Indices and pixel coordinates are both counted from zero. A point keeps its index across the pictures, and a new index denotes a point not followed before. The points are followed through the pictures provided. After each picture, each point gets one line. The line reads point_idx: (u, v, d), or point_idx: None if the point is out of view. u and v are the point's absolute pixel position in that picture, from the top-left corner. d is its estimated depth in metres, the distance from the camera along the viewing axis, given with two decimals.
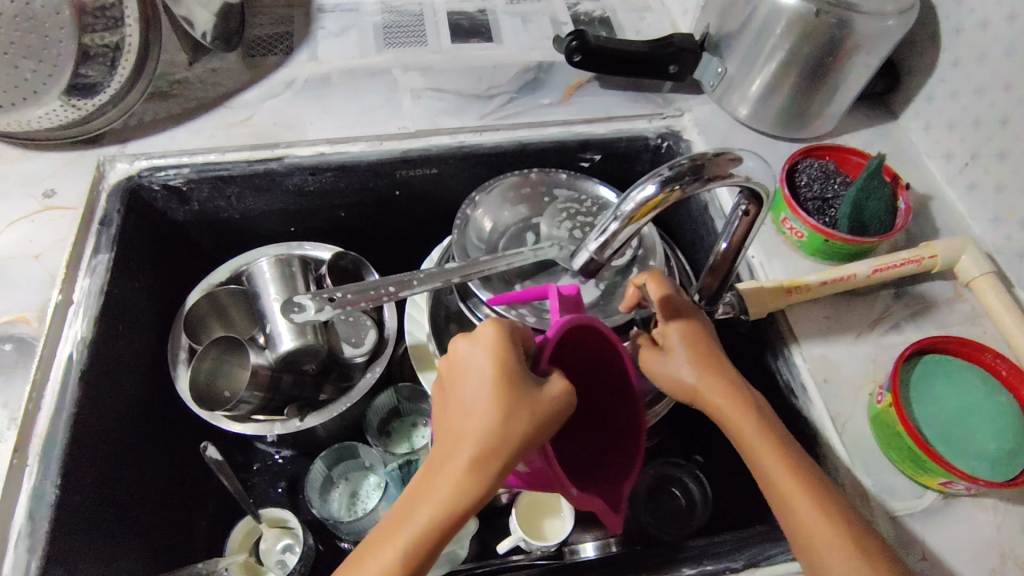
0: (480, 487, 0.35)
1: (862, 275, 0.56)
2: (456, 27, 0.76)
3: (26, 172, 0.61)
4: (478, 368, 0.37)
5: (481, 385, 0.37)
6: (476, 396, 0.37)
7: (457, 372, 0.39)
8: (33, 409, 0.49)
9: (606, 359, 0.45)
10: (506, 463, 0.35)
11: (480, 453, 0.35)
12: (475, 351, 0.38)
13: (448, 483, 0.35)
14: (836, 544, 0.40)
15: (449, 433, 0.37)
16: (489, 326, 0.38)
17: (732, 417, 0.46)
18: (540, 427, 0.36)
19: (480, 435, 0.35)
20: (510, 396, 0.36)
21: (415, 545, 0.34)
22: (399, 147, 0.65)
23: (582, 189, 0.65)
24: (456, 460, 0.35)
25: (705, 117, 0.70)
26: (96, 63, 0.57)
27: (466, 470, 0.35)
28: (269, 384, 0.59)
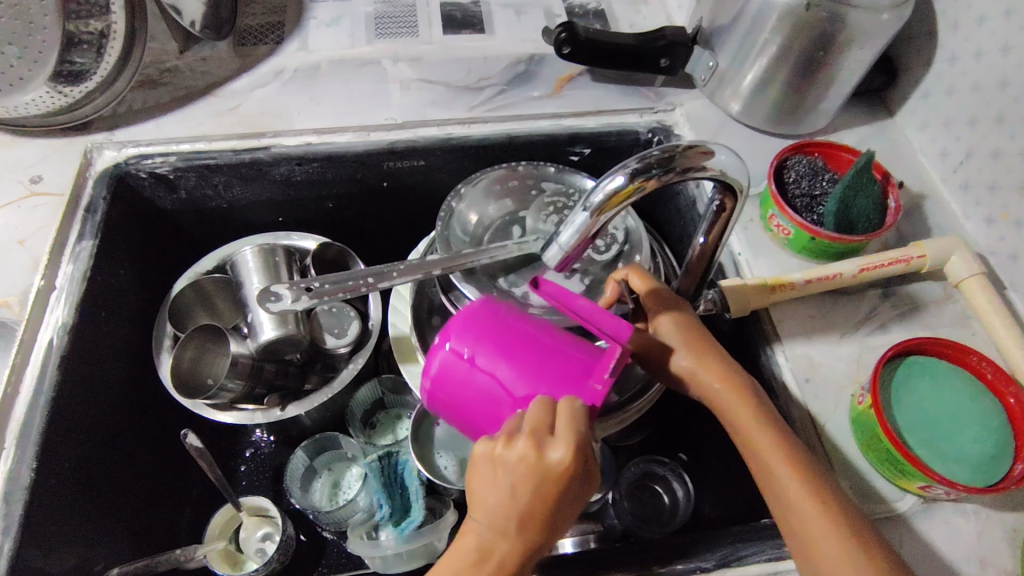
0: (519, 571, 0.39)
1: (848, 274, 0.55)
2: (448, 18, 0.75)
3: (15, 158, 0.61)
4: (540, 485, 0.36)
5: (542, 504, 0.37)
6: (532, 506, 0.37)
7: (514, 473, 0.37)
8: (12, 393, 0.49)
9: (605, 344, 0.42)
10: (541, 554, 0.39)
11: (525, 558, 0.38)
12: (544, 468, 0.36)
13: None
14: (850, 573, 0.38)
15: (495, 525, 0.38)
16: (566, 450, 0.36)
17: (750, 430, 0.44)
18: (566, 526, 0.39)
19: (531, 542, 0.38)
20: (557, 512, 0.38)
21: None
22: (386, 138, 0.65)
23: (570, 182, 0.64)
24: (504, 560, 0.38)
25: (697, 112, 0.69)
26: (82, 50, 0.57)
27: (505, 572, 0.38)
28: (251, 372, 0.59)
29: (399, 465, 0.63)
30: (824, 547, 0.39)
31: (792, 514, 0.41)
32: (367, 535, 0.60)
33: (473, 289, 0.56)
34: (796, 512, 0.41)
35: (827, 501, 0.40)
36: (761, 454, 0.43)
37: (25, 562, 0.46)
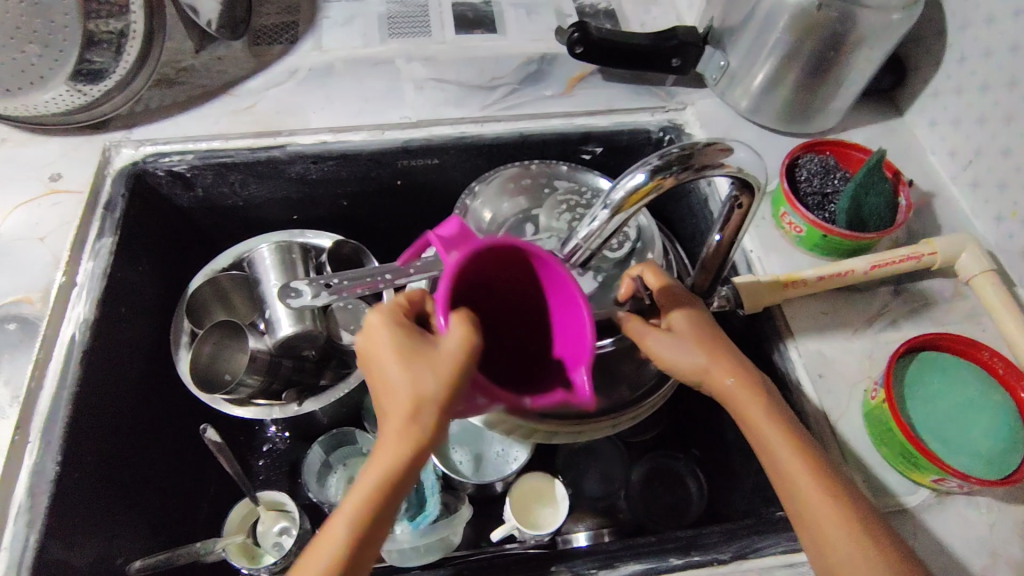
0: (416, 438, 0.38)
1: (860, 271, 0.55)
2: (461, 17, 0.76)
3: (34, 156, 0.62)
4: (386, 340, 0.40)
5: (398, 360, 0.39)
6: (392, 363, 0.39)
7: (380, 349, 0.41)
8: (36, 387, 0.50)
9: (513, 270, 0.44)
10: (428, 414, 0.38)
11: (410, 417, 0.38)
12: (382, 330, 0.41)
13: (387, 443, 0.38)
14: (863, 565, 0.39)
15: (382, 395, 0.40)
16: (378, 316, 0.42)
17: (765, 432, 0.44)
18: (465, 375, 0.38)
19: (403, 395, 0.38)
20: (412, 360, 0.39)
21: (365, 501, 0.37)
22: (401, 137, 0.66)
23: (582, 180, 0.66)
24: (390, 423, 0.39)
25: (708, 111, 0.70)
26: (102, 49, 0.58)
27: (398, 427, 0.38)
28: (269, 367, 0.60)
29: None
30: (843, 551, 0.39)
31: (814, 522, 0.41)
32: None
33: None
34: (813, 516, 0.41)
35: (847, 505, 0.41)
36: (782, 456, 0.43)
37: (50, 554, 0.46)
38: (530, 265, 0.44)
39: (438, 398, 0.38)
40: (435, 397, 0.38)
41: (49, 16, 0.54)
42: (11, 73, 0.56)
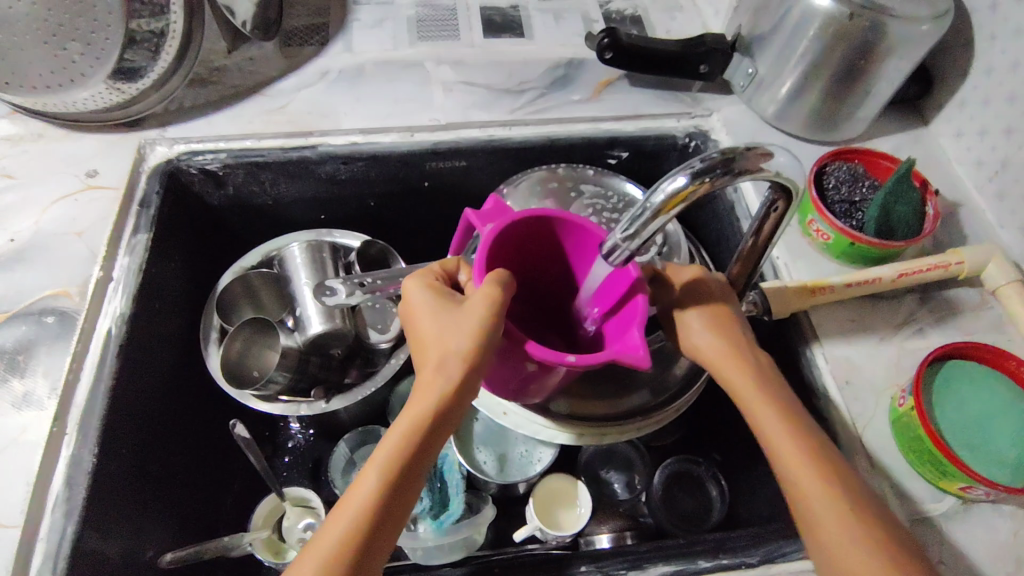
0: (448, 381, 0.41)
1: (887, 278, 0.56)
2: (489, 22, 0.76)
3: (71, 152, 0.63)
4: (420, 301, 0.45)
5: (431, 315, 0.43)
6: (427, 321, 0.43)
7: (419, 312, 0.44)
8: (74, 380, 0.51)
9: (542, 239, 0.47)
10: (458, 360, 0.41)
11: (442, 362, 0.41)
12: (417, 292, 0.45)
13: (425, 388, 0.41)
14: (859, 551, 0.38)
15: (421, 354, 0.43)
16: (413, 282, 0.46)
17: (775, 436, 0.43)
18: (493, 332, 0.41)
19: (438, 343, 0.42)
20: (443, 314, 0.43)
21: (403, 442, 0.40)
22: (430, 139, 0.67)
23: (609, 185, 0.67)
24: (425, 373, 0.42)
25: (734, 118, 0.70)
26: (141, 48, 0.59)
27: (435, 374, 0.41)
28: (297, 365, 0.61)
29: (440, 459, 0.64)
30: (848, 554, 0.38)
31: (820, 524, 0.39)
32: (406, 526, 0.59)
33: None
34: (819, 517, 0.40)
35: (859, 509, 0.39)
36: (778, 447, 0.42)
37: (85, 544, 0.47)
38: (565, 233, 0.46)
39: (466, 351, 0.40)
40: (464, 352, 0.41)
41: (92, 15, 0.55)
42: (53, 69, 0.57)
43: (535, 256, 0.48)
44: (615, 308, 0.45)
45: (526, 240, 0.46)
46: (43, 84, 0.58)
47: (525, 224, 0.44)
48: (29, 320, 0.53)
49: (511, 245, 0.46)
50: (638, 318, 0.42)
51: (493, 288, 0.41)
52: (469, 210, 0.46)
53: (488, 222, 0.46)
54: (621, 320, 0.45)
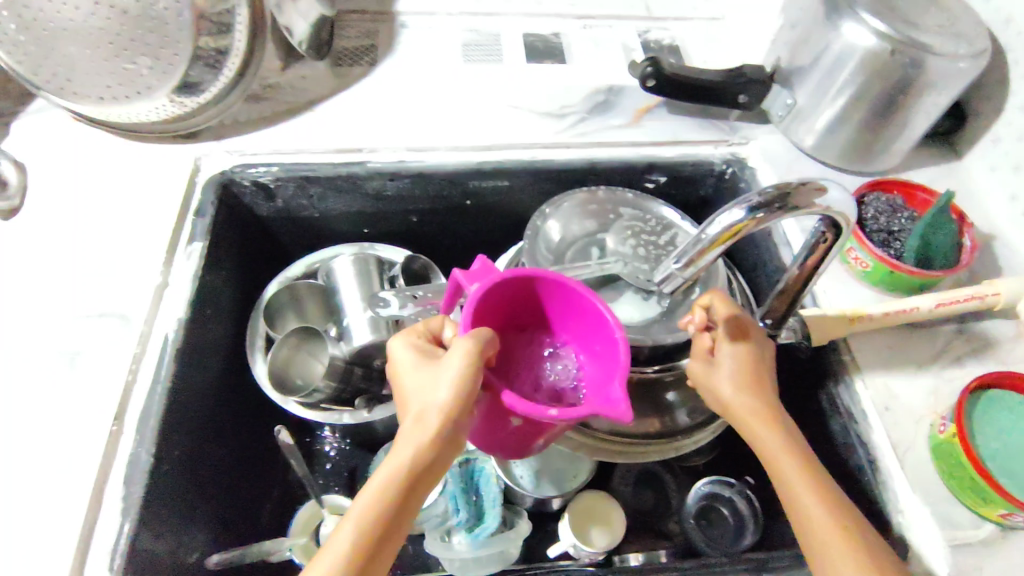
0: (425, 433, 0.42)
1: (925, 308, 0.56)
2: (531, 47, 0.79)
3: (131, 161, 0.65)
4: (404, 358, 0.47)
5: (413, 371, 0.46)
6: (409, 378, 0.45)
7: (404, 370, 0.46)
8: (134, 380, 0.52)
9: (528, 291, 0.49)
10: (435, 414, 0.42)
11: (421, 414, 0.43)
12: (401, 349, 0.47)
13: (405, 440, 0.42)
14: (836, 542, 0.41)
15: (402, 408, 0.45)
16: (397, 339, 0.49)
17: (778, 459, 0.45)
18: (471, 382, 0.42)
19: (417, 398, 0.43)
20: (423, 369, 0.45)
21: (381, 489, 0.41)
22: (475, 159, 0.69)
23: (646, 209, 0.69)
24: (405, 425, 0.43)
25: (770, 146, 0.72)
26: (206, 64, 0.61)
27: (414, 426, 0.43)
28: (341, 375, 0.62)
29: (475, 471, 0.64)
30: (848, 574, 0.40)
31: (817, 543, 0.41)
32: (442, 538, 0.60)
33: None
34: (816, 537, 0.41)
35: (853, 532, 0.41)
36: (770, 457, 0.46)
37: (142, 543, 0.48)
38: (555, 288, 0.48)
39: (444, 404, 0.41)
40: (443, 403, 0.42)
41: (163, 32, 0.57)
42: (121, 82, 0.60)
43: (525, 303, 0.50)
44: (606, 363, 0.47)
45: (513, 291, 0.48)
46: (111, 95, 0.60)
47: (510, 283, 0.47)
48: (92, 322, 0.55)
49: (499, 302, 0.48)
50: (620, 376, 0.43)
51: (471, 341, 0.42)
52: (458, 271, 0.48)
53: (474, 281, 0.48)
54: (606, 374, 0.46)
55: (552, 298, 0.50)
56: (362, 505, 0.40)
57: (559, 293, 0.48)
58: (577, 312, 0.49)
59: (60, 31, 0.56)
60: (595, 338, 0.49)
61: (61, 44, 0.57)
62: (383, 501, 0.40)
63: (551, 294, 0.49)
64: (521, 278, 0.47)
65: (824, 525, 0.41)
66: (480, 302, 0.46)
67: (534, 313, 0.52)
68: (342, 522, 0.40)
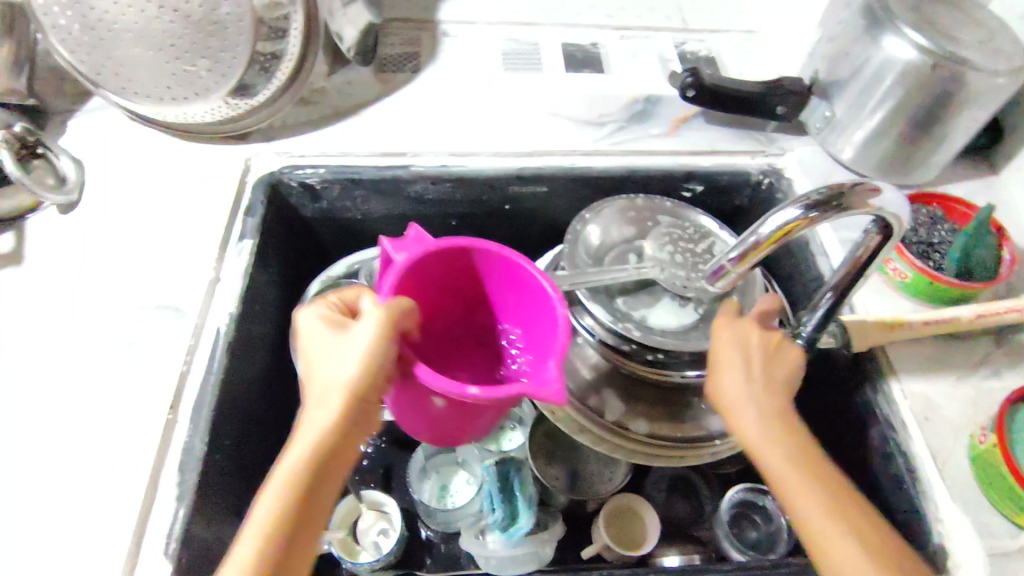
0: (335, 412, 0.41)
1: (965, 318, 0.57)
2: (570, 57, 0.80)
3: (184, 160, 0.67)
4: (305, 330, 0.44)
5: (315, 345, 0.43)
6: (313, 353, 0.43)
7: (308, 343, 0.43)
8: (188, 371, 0.54)
9: (459, 263, 0.49)
10: (341, 393, 0.41)
11: (326, 394, 0.41)
12: (303, 319, 0.44)
13: (311, 422, 0.41)
14: (839, 539, 0.40)
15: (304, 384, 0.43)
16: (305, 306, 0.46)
17: (777, 458, 0.44)
18: (377, 359, 0.41)
19: (323, 375, 0.42)
20: (326, 342, 0.43)
21: (292, 475, 0.39)
22: (516, 165, 0.70)
23: (684, 217, 0.71)
24: (311, 406, 0.41)
25: (807, 158, 0.73)
26: (261, 68, 0.63)
27: (319, 406, 0.41)
28: None
29: (512, 471, 0.64)
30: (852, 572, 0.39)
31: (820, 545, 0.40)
32: (477, 536, 0.61)
33: (598, 308, 0.59)
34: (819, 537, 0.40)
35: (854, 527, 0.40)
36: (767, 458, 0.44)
37: (195, 529, 0.49)
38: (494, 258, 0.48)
39: (350, 383, 0.40)
40: (348, 380, 0.41)
41: (224, 36, 0.59)
42: (180, 84, 0.62)
43: (455, 274, 0.50)
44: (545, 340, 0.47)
45: (449, 260, 0.48)
46: (169, 96, 0.63)
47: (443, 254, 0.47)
48: (149, 314, 0.57)
49: (438, 273, 0.48)
50: (557, 353, 0.43)
51: (382, 312, 0.41)
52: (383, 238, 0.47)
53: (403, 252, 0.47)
54: (545, 349, 0.46)
55: (493, 272, 0.50)
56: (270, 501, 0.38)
57: (497, 265, 0.49)
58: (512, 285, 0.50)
59: (125, 33, 0.58)
60: (533, 312, 0.49)
61: (125, 45, 0.59)
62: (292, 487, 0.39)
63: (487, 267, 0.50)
64: (454, 249, 0.47)
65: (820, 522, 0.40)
66: (411, 271, 0.45)
67: (477, 290, 0.53)
68: (248, 522, 0.38)
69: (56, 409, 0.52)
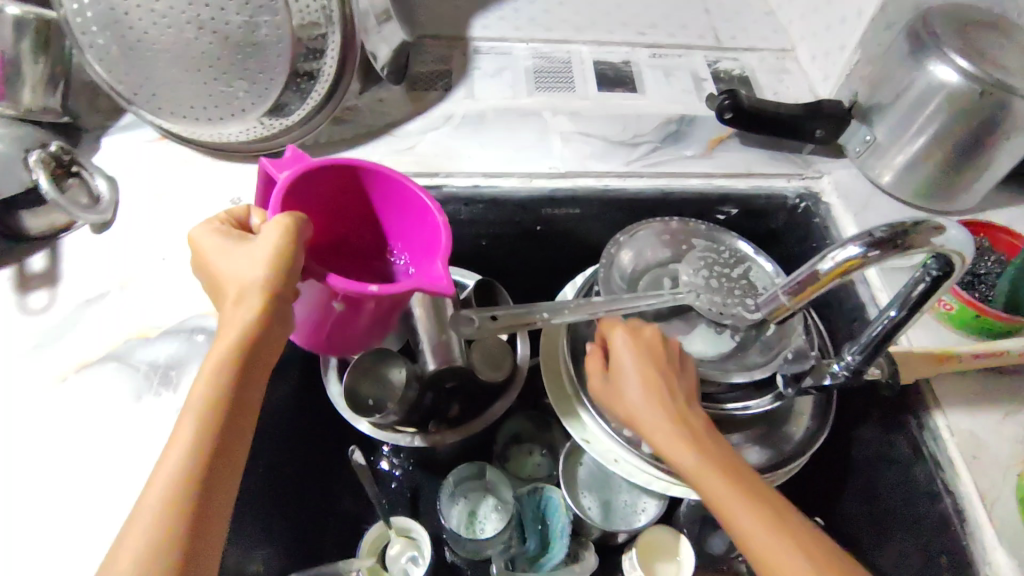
0: (247, 315, 0.45)
1: (1016, 351, 0.55)
2: (602, 76, 0.79)
3: (218, 179, 0.67)
4: (208, 243, 0.48)
5: (224, 258, 0.47)
6: (223, 265, 0.47)
7: (211, 254, 0.48)
8: None
9: (377, 186, 0.57)
10: (254, 298, 0.45)
11: (239, 299, 0.45)
12: (203, 233, 0.49)
13: (229, 331, 0.45)
14: (759, 525, 0.42)
15: (217, 293, 0.47)
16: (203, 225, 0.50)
17: (680, 455, 0.47)
18: (281, 262, 0.46)
19: (234, 279, 0.46)
20: (233, 253, 0.47)
21: (214, 383, 0.43)
22: (548, 186, 0.70)
23: (721, 240, 0.70)
24: (226, 314, 0.46)
25: (845, 182, 0.71)
26: (297, 89, 0.63)
27: (234, 306, 0.45)
28: (414, 399, 0.61)
29: (544, 503, 0.65)
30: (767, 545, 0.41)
31: (738, 531, 0.43)
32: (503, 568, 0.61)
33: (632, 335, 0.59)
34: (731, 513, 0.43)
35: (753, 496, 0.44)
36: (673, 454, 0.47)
37: None
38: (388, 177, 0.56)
39: (259, 282, 0.45)
40: (255, 281, 0.45)
41: (262, 57, 0.59)
42: (216, 104, 0.61)
43: (344, 196, 0.58)
44: (427, 242, 0.59)
45: (323, 179, 0.54)
46: (206, 116, 0.63)
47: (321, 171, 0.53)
48: (181, 337, 0.56)
49: (306, 190, 0.54)
50: (443, 254, 0.52)
51: (280, 227, 0.46)
52: (266, 159, 0.53)
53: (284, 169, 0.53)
54: (431, 248, 0.58)
55: (387, 190, 0.58)
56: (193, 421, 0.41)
57: (395, 185, 0.57)
58: (404, 203, 0.58)
59: (160, 51, 0.58)
60: (425, 223, 0.58)
61: (161, 65, 0.59)
62: (214, 394, 0.43)
63: (385, 183, 0.57)
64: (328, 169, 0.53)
65: (729, 496, 0.44)
66: (292, 188, 0.52)
67: (363, 205, 0.60)
68: (172, 445, 0.41)
69: (88, 434, 0.51)
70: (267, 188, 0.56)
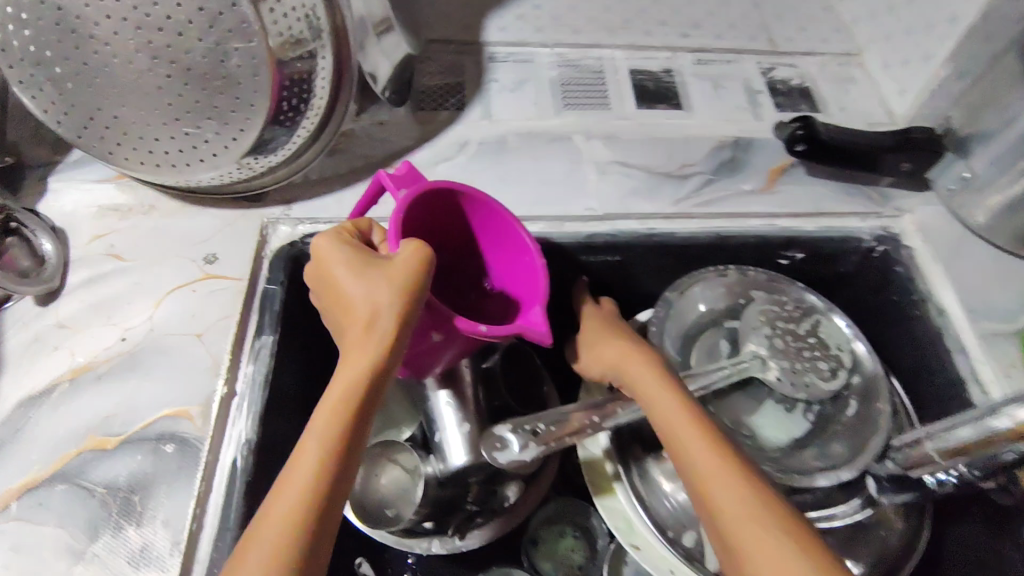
0: (385, 338, 0.38)
1: None
2: (641, 89, 0.67)
3: (187, 230, 0.55)
4: (335, 250, 0.42)
5: (351, 272, 0.40)
6: (349, 282, 0.40)
7: (339, 268, 0.41)
8: (197, 528, 0.43)
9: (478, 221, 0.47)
10: (388, 325, 0.38)
11: (371, 321, 0.38)
12: (331, 241, 0.42)
13: (359, 355, 0.38)
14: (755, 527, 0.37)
15: (343, 310, 0.41)
16: (328, 236, 0.42)
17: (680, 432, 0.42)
18: (421, 292, 0.39)
19: (363, 298, 0.39)
20: (365, 267, 0.40)
21: (343, 403, 0.36)
22: (584, 232, 0.58)
23: (783, 291, 0.58)
24: (354, 336, 0.39)
25: (930, 221, 0.61)
26: (282, 124, 0.51)
27: (368, 329, 0.38)
28: (435, 499, 0.52)
29: None
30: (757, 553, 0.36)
31: (730, 535, 0.37)
32: None
33: None
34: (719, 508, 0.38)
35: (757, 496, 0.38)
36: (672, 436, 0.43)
37: None
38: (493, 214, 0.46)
39: (396, 308, 0.38)
40: (393, 308, 0.38)
41: (235, 92, 0.47)
42: (181, 148, 0.50)
43: (442, 219, 0.46)
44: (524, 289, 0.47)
45: (433, 207, 0.44)
46: (169, 161, 0.51)
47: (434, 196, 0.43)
48: (146, 448, 0.46)
49: (419, 217, 0.45)
50: (542, 300, 0.44)
51: (415, 250, 0.39)
52: (383, 173, 0.45)
53: (400, 187, 0.44)
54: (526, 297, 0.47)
55: (490, 226, 0.47)
56: (297, 481, 0.34)
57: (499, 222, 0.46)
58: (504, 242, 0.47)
59: (108, 88, 0.47)
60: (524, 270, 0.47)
61: (110, 103, 0.47)
62: (335, 423, 0.36)
63: (488, 218, 0.46)
64: (445, 194, 0.44)
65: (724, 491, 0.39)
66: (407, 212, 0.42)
67: (459, 237, 0.48)
68: (293, 465, 0.35)
69: None
70: (369, 197, 0.48)
